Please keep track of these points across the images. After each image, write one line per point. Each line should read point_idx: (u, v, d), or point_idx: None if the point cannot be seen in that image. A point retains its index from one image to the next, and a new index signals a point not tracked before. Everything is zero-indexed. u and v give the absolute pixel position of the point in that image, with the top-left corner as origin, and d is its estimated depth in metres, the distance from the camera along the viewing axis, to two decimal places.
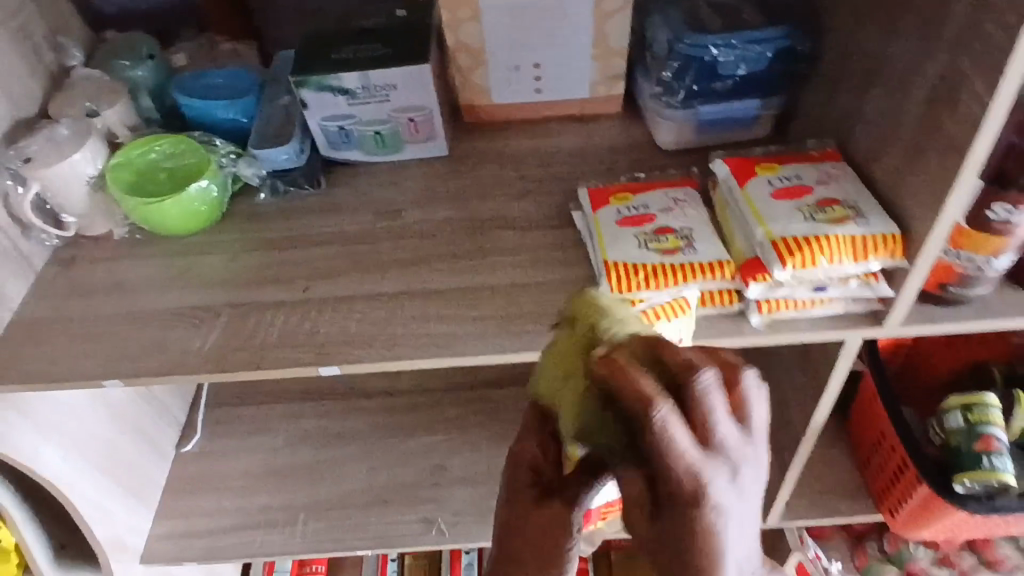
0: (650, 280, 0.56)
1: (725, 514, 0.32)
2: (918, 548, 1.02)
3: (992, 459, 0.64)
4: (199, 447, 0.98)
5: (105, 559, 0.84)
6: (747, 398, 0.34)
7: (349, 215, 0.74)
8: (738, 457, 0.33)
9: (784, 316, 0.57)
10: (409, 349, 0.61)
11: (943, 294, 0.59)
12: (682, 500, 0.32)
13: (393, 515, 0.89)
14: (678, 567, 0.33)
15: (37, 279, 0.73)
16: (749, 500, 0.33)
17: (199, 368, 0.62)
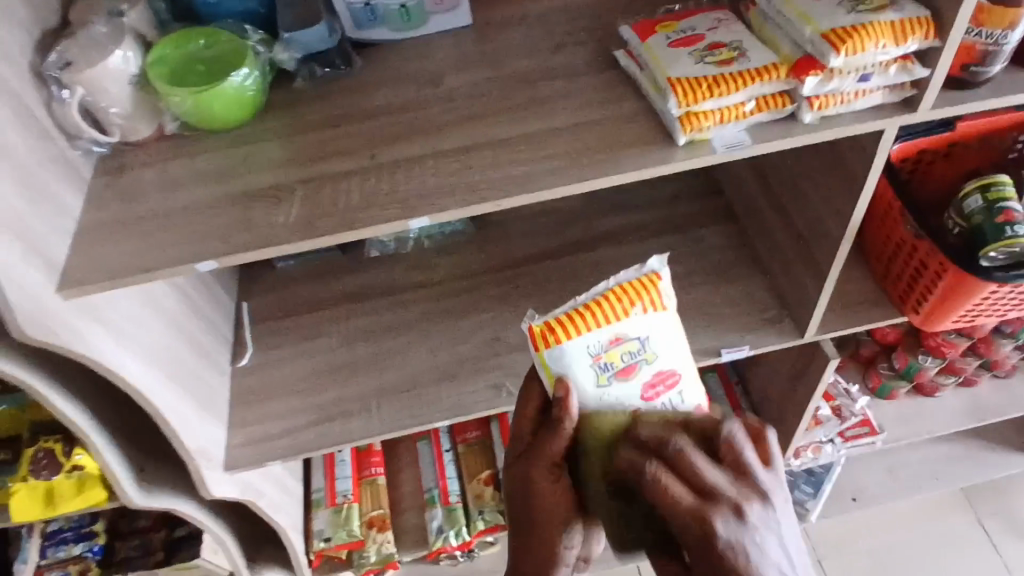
0: (713, 88, 0.62)
1: (751, 530, 0.52)
2: (927, 358, 1.13)
3: (1013, 228, 0.74)
4: (255, 360, 1.00)
5: (194, 466, 0.84)
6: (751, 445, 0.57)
7: (391, 88, 0.76)
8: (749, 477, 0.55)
9: (833, 112, 0.62)
10: (488, 192, 0.65)
11: (965, 75, 0.64)
12: (692, 516, 0.53)
13: (462, 386, 0.94)
14: (714, 572, 0.52)
15: (89, 189, 0.73)
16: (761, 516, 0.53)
17: (292, 237, 0.65)
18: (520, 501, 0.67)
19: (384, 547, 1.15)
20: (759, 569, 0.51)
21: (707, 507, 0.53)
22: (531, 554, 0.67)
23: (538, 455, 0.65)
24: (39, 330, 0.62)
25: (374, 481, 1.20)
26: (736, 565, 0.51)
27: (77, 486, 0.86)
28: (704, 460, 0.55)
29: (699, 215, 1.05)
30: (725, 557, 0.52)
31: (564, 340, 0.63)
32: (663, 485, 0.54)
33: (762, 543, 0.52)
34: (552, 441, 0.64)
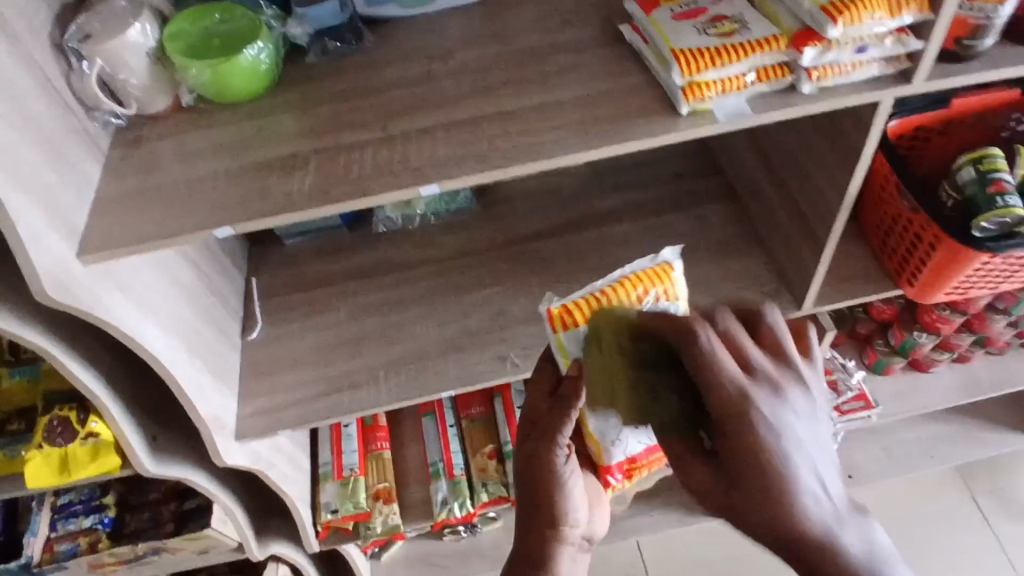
0: (715, 59, 0.64)
1: (783, 411, 0.59)
2: (922, 334, 1.15)
3: (1005, 198, 0.77)
4: (265, 334, 1.02)
5: (208, 434, 0.87)
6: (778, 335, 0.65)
7: (402, 63, 0.78)
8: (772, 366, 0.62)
9: (832, 82, 0.65)
10: (497, 160, 0.67)
11: (958, 49, 0.67)
12: (730, 403, 0.59)
13: (468, 357, 0.97)
14: (752, 450, 0.58)
15: (107, 160, 0.75)
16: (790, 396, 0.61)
17: (307, 204, 0.67)
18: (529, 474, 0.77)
19: (390, 519, 1.18)
20: (788, 443, 0.59)
21: (751, 385, 0.60)
22: (539, 522, 0.78)
23: (546, 433, 0.76)
24: (60, 291, 0.64)
25: (380, 456, 1.23)
26: (771, 441, 0.58)
27: (91, 453, 0.87)
28: (749, 342, 0.63)
29: (700, 194, 1.07)
30: (762, 434, 0.58)
31: (579, 320, 0.77)
32: (712, 357, 0.60)
33: (791, 418, 0.60)
34: (562, 419, 0.75)
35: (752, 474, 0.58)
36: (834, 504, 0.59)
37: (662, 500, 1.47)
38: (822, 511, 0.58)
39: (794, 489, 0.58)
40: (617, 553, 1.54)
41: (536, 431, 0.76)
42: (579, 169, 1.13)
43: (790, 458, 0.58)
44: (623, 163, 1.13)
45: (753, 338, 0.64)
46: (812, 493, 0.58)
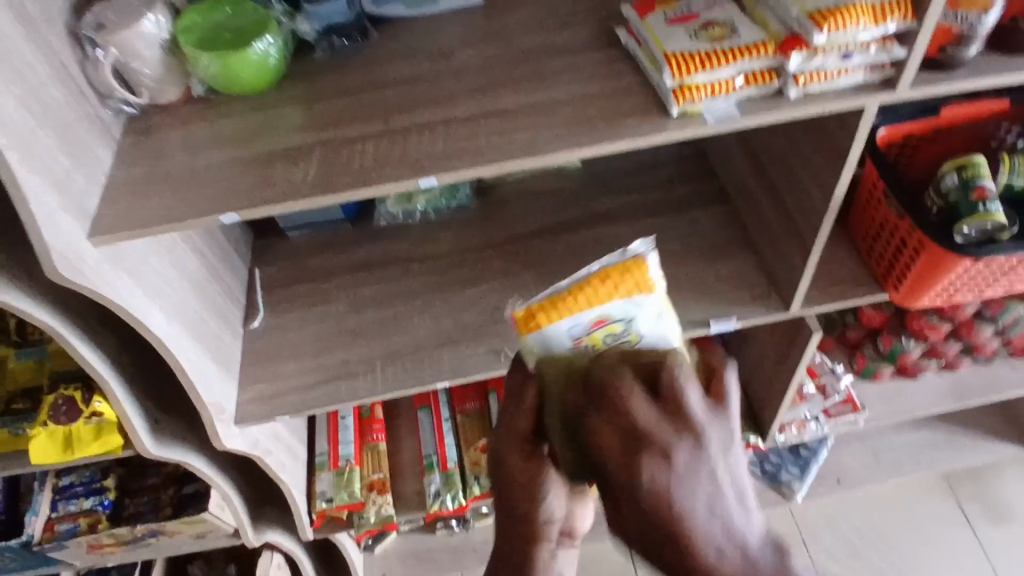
0: (705, 63, 0.66)
1: (682, 470, 0.50)
2: (910, 340, 1.17)
3: (987, 205, 0.79)
4: (266, 323, 1.05)
5: (208, 418, 0.89)
6: (727, 381, 0.56)
7: (405, 61, 0.80)
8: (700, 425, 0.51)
9: (817, 88, 0.67)
10: (494, 155, 0.69)
11: (942, 57, 0.68)
12: (621, 451, 0.51)
13: (463, 350, 0.99)
14: (638, 502, 0.51)
15: (118, 147, 0.78)
16: (706, 459, 0.50)
17: (310, 193, 0.70)
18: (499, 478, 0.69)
19: (383, 509, 1.20)
20: (682, 498, 0.50)
21: (637, 454, 0.50)
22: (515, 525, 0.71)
23: (510, 438, 0.68)
24: (70, 270, 0.66)
25: (375, 447, 1.25)
26: (664, 493, 0.49)
27: (95, 432, 0.89)
28: (645, 402, 0.51)
29: (694, 197, 1.10)
30: (657, 489, 0.50)
31: (546, 326, 0.63)
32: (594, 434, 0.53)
33: (700, 489, 0.50)
34: (527, 423, 0.67)
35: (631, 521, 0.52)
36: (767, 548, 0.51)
37: None
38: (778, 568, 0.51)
39: (687, 538, 0.50)
40: (607, 552, 1.55)
41: (502, 435, 0.68)
42: (576, 171, 1.16)
43: (696, 520, 0.50)
44: (620, 166, 1.15)
45: (657, 396, 0.52)
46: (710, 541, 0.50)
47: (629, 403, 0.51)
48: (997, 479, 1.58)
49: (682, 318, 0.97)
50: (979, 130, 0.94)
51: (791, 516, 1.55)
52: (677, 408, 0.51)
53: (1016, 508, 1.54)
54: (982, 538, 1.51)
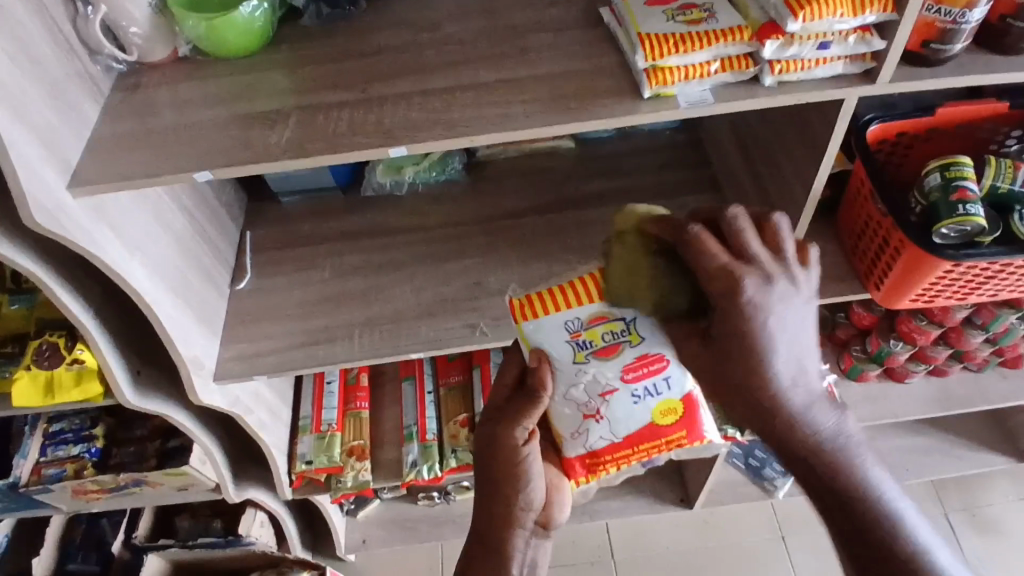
0: (679, 45, 0.66)
1: (774, 297, 0.62)
2: (897, 344, 1.15)
3: (966, 207, 0.78)
4: (253, 284, 1.06)
5: (185, 372, 0.91)
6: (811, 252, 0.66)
7: (392, 30, 0.81)
8: (793, 272, 0.63)
9: (794, 76, 0.67)
10: (466, 128, 0.70)
11: (925, 51, 0.67)
12: (728, 273, 0.62)
13: (441, 323, 1.00)
14: (734, 323, 0.62)
15: (107, 102, 0.79)
16: (792, 300, 0.62)
17: (283, 155, 0.71)
18: (487, 454, 0.78)
19: (361, 475, 1.23)
20: (771, 329, 0.62)
21: (739, 266, 0.62)
22: (494, 504, 0.78)
23: (506, 421, 0.77)
24: (50, 220, 0.68)
25: (358, 414, 1.27)
26: (755, 322, 0.61)
27: (76, 379, 0.93)
28: (754, 236, 0.64)
29: (685, 184, 1.09)
30: (750, 317, 0.61)
31: (544, 316, 0.77)
32: (702, 240, 0.63)
33: (783, 312, 0.62)
34: (530, 407, 0.76)
35: (723, 340, 0.63)
36: (805, 384, 0.64)
37: (632, 486, 1.51)
38: (813, 412, 0.64)
39: (766, 368, 0.62)
40: (586, 537, 1.57)
41: (498, 416, 0.78)
42: (570, 152, 1.15)
43: (772, 341, 0.62)
44: (614, 149, 1.15)
45: (760, 235, 0.65)
46: (785, 379, 0.63)
47: (743, 238, 0.63)
48: (984, 490, 1.57)
49: None
50: (974, 132, 0.92)
51: (773, 514, 1.56)
52: (775, 247, 0.64)
53: (1002, 520, 1.53)
54: (964, 548, 1.50)
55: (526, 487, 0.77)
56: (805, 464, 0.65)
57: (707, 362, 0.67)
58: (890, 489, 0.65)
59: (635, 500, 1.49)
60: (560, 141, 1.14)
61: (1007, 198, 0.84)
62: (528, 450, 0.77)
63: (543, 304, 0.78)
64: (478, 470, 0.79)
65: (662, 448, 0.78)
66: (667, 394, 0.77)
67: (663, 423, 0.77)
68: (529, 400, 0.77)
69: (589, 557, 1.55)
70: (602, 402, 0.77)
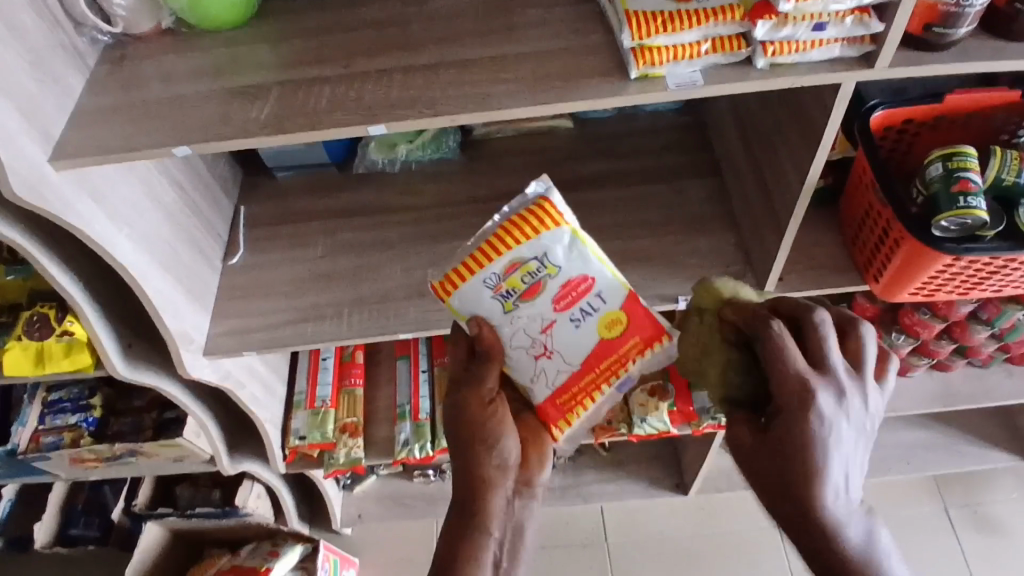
0: (666, 25, 0.65)
1: (837, 411, 0.62)
2: (899, 336, 1.12)
3: (968, 199, 0.76)
4: (245, 260, 1.06)
5: (173, 346, 0.92)
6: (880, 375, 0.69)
7: (379, 4, 0.78)
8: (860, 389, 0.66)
9: (786, 59, 0.65)
10: (446, 108, 0.68)
11: (928, 35, 0.64)
12: (793, 389, 0.62)
13: (430, 303, 0.99)
14: (795, 432, 0.62)
15: (91, 75, 0.78)
16: (856, 418, 0.64)
17: (262, 133, 0.70)
18: (458, 423, 0.77)
19: (354, 452, 1.23)
20: (833, 443, 0.62)
21: (815, 377, 0.63)
22: (469, 466, 0.75)
23: (469, 382, 0.78)
24: (28, 191, 0.67)
25: (352, 392, 1.27)
26: (817, 435, 0.61)
27: (66, 350, 0.95)
28: (832, 343, 0.65)
29: (685, 168, 1.06)
30: (809, 431, 0.61)
31: (463, 285, 0.75)
32: (782, 346, 0.63)
33: (846, 425, 0.63)
34: (488, 368, 0.77)
35: (783, 441, 0.62)
36: (860, 516, 0.63)
37: (627, 470, 1.50)
38: (851, 539, 0.61)
39: (818, 479, 0.61)
40: (580, 519, 1.57)
41: (461, 383, 0.78)
42: (569, 132, 1.13)
43: (827, 457, 0.61)
44: (614, 131, 1.12)
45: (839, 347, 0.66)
46: (833, 492, 0.62)
47: (821, 343, 0.65)
48: (986, 487, 1.54)
49: (652, 291, 0.95)
50: (987, 120, 0.89)
51: None
52: (847, 364, 0.66)
53: (1003, 517, 1.51)
54: (961, 543, 1.48)
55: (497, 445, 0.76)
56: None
57: (754, 458, 0.65)
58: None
59: (630, 484, 1.49)
60: (558, 121, 1.12)
61: (1013, 191, 0.81)
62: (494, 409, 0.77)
63: (459, 274, 0.75)
64: (449, 440, 0.78)
65: (624, 362, 0.76)
66: (604, 307, 0.76)
67: (614, 335, 0.76)
68: (484, 364, 0.77)
69: (583, 539, 1.55)
70: (546, 339, 0.76)
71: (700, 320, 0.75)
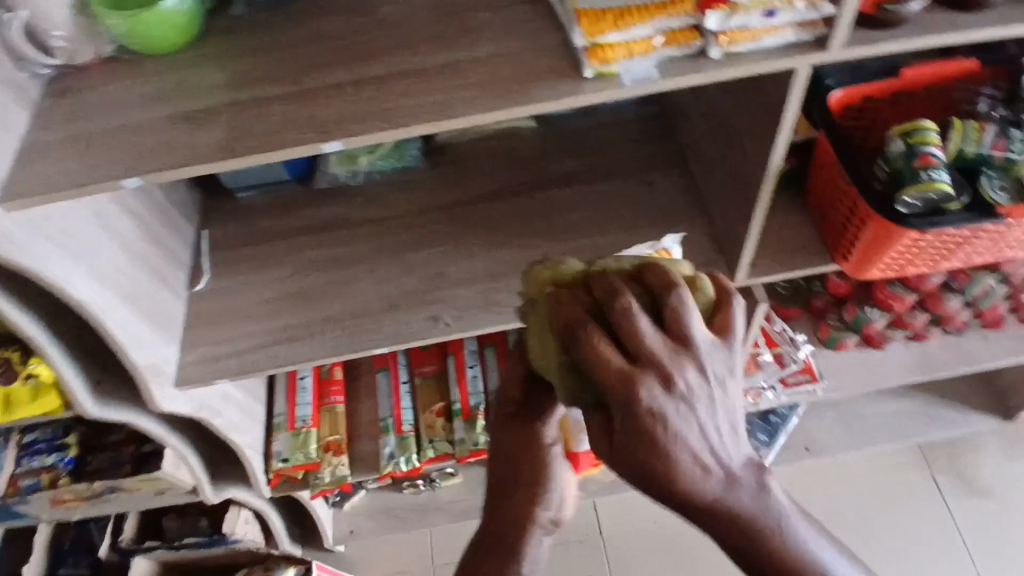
0: (620, 20, 0.64)
1: (676, 398, 0.47)
2: (873, 311, 1.14)
3: (930, 173, 0.77)
4: (212, 286, 1.03)
5: (144, 381, 0.89)
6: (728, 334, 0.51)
7: (326, 15, 0.76)
8: (707, 363, 0.48)
9: (741, 47, 0.65)
10: (402, 120, 0.67)
11: (879, 13, 0.65)
12: (615, 379, 0.47)
13: (403, 316, 0.98)
14: (635, 431, 0.47)
15: (37, 109, 0.75)
16: (706, 397, 0.48)
17: (213, 158, 0.68)
18: (515, 456, 0.70)
19: (338, 470, 1.21)
20: (678, 434, 0.47)
21: (640, 370, 0.47)
22: (512, 502, 0.70)
23: (535, 416, 0.70)
24: None
25: (333, 409, 1.25)
26: (664, 433, 0.46)
27: (32, 393, 0.93)
28: (645, 323, 0.48)
29: (651, 159, 1.06)
30: (651, 428, 0.47)
31: None
32: (598, 350, 0.48)
33: (689, 406, 0.47)
34: (555, 400, 0.70)
35: (632, 441, 0.47)
36: (751, 476, 0.50)
37: None
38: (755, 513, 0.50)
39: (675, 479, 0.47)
40: (573, 515, 1.56)
41: (523, 417, 0.70)
42: (533, 131, 1.11)
43: (680, 458, 0.47)
44: (577, 127, 1.11)
45: (665, 319, 0.49)
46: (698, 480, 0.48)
47: (630, 331, 0.48)
48: (971, 451, 1.57)
49: None
50: (946, 92, 0.90)
51: None
52: (681, 333, 0.48)
53: (987, 479, 1.53)
54: (950, 508, 1.50)
55: (549, 487, 0.70)
56: (756, 569, 0.52)
57: (610, 452, 0.50)
58: (835, 561, 0.53)
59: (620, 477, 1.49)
60: (521, 122, 1.10)
61: (975, 161, 0.82)
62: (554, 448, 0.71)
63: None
64: (496, 468, 0.71)
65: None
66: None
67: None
68: (553, 394, 0.70)
69: (577, 537, 1.54)
70: None
71: (529, 323, 0.62)
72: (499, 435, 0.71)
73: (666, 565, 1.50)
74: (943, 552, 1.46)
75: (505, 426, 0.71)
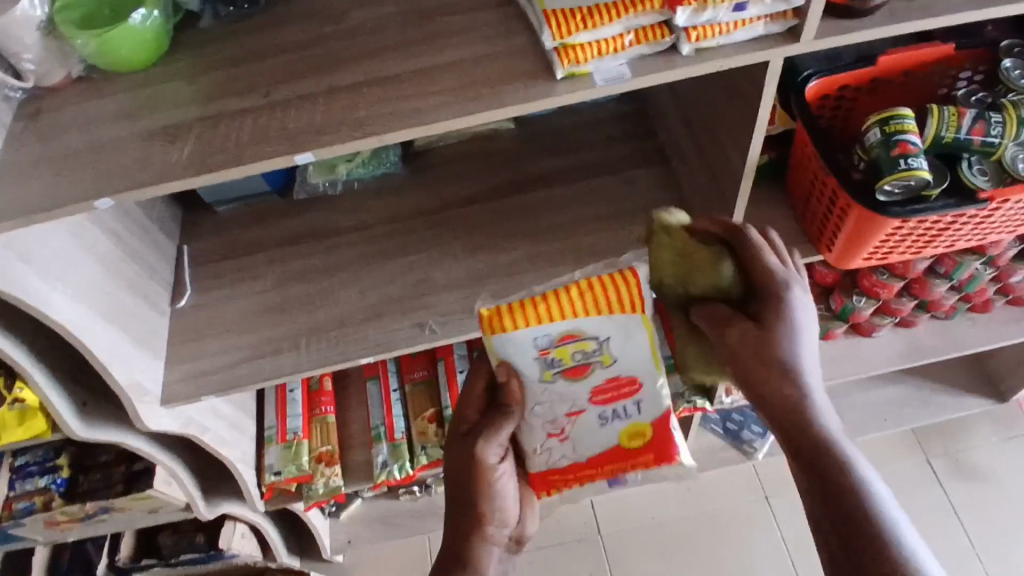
0: (588, 20, 0.64)
1: (798, 297, 0.71)
2: (860, 299, 1.13)
3: (908, 161, 0.77)
4: (194, 301, 1.02)
5: (129, 401, 0.88)
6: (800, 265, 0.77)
7: (295, 25, 0.75)
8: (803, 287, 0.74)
9: (711, 42, 0.64)
10: (374, 128, 0.66)
11: (849, 3, 0.64)
12: (766, 276, 0.72)
13: (389, 324, 0.97)
14: (774, 317, 0.71)
15: (8, 132, 0.74)
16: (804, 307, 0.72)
17: (184, 173, 0.68)
18: (467, 475, 0.76)
19: (331, 481, 1.21)
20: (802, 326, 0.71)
21: (779, 272, 0.72)
22: (465, 515, 0.76)
23: (481, 435, 0.75)
24: None
25: (324, 419, 1.24)
26: (791, 322, 0.71)
27: (20, 416, 0.92)
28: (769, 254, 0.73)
29: (632, 157, 1.05)
30: (786, 319, 0.71)
31: (511, 329, 0.72)
32: (756, 248, 0.73)
33: (803, 306, 0.72)
34: (505, 423, 0.75)
35: (762, 328, 0.71)
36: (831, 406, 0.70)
37: None
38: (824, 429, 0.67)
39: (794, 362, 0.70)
40: (572, 515, 1.55)
41: (471, 433, 0.77)
42: (512, 133, 1.11)
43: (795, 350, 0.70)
44: (557, 126, 1.11)
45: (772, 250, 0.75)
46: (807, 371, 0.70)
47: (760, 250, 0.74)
48: (966, 434, 1.57)
49: None
50: (921, 78, 0.89)
51: (754, 474, 1.56)
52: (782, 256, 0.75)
53: (982, 460, 1.54)
54: (947, 491, 1.51)
55: (494, 500, 0.77)
56: (832, 488, 0.65)
57: (752, 340, 0.70)
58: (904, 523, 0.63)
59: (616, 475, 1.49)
60: (500, 123, 1.09)
61: (953, 147, 0.82)
62: (499, 467, 0.77)
63: (518, 315, 0.72)
64: (451, 483, 0.78)
65: (627, 468, 0.77)
66: (636, 417, 0.75)
67: (630, 446, 0.75)
68: (499, 415, 0.75)
69: (576, 537, 1.54)
70: (568, 422, 0.75)
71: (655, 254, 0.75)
72: (450, 451, 0.78)
73: (666, 559, 1.50)
74: (942, 535, 1.46)
75: (459, 443, 0.78)
